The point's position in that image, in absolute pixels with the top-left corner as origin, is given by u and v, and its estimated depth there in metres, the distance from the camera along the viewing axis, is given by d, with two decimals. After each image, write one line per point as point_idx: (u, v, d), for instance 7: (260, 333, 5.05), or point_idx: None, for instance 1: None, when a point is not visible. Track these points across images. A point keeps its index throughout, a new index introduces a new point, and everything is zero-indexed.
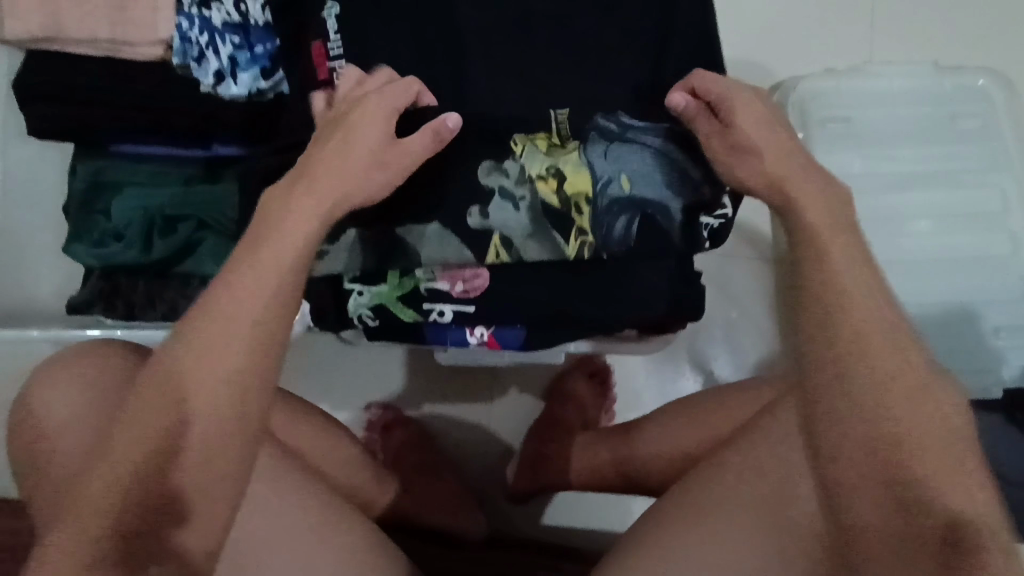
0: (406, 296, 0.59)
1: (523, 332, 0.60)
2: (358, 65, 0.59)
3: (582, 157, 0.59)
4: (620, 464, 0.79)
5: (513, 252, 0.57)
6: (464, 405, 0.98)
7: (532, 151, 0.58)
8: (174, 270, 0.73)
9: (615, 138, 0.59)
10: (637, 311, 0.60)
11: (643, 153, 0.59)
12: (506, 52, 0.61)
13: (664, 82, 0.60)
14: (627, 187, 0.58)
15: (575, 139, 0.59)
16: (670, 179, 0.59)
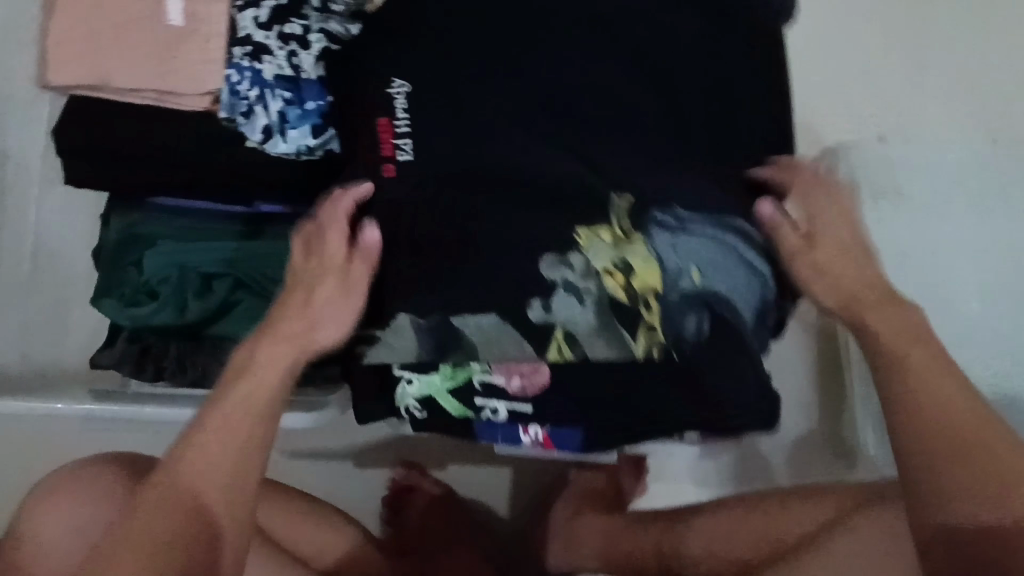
0: (457, 387, 0.55)
1: (582, 437, 0.56)
2: (423, 144, 0.58)
3: (649, 248, 0.55)
4: (665, 551, 0.76)
5: (578, 349, 0.53)
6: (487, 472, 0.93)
7: (597, 243, 0.54)
8: (209, 332, 0.70)
9: (678, 226, 0.56)
10: (706, 417, 0.56)
11: (708, 243, 0.56)
12: (571, 132, 0.58)
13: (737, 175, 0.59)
14: (699, 280, 0.55)
15: (638, 230, 0.56)
16: (739, 272, 0.57)
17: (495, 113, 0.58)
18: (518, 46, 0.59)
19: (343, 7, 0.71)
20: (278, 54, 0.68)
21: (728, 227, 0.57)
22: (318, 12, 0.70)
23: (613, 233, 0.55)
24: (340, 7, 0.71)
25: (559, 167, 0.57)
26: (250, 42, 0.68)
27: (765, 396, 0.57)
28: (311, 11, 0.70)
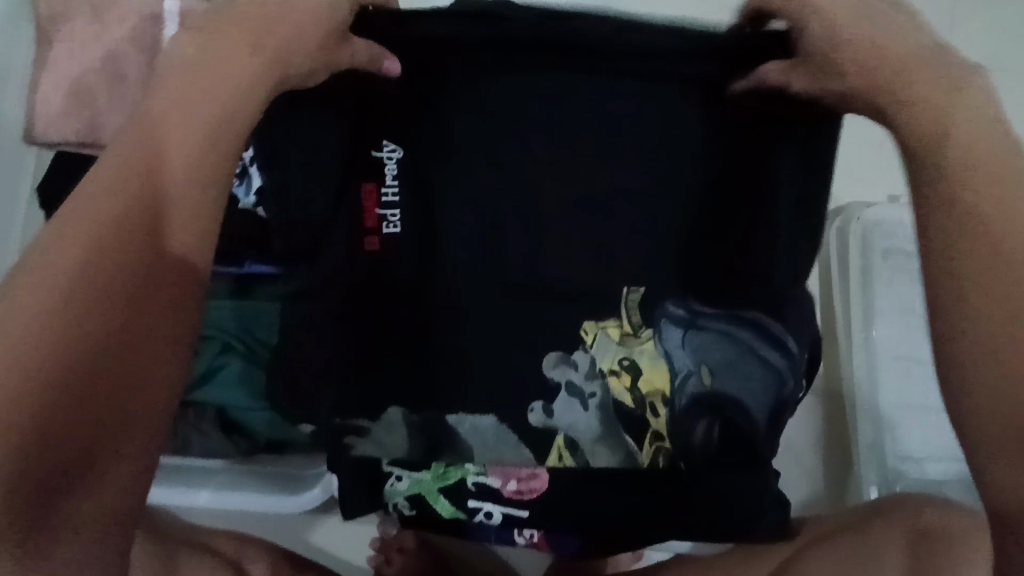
0: (449, 488, 0.52)
1: (578, 541, 0.53)
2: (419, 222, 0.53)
3: (657, 345, 0.53)
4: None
5: (578, 455, 0.51)
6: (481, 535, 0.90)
7: (604, 340, 0.52)
8: (191, 399, 0.66)
9: (693, 321, 0.53)
10: (715, 531, 0.53)
11: (722, 339, 0.53)
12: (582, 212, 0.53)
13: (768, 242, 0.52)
14: (709, 382, 0.52)
15: (648, 326, 0.53)
16: (756, 373, 0.53)
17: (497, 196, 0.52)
18: None
19: None
20: None
21: (747, 321, 0.53)
22: None
23: (620, 330, 0.52)
24: None
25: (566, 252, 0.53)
26: None
27: (775, 506, 0.55)
28: None
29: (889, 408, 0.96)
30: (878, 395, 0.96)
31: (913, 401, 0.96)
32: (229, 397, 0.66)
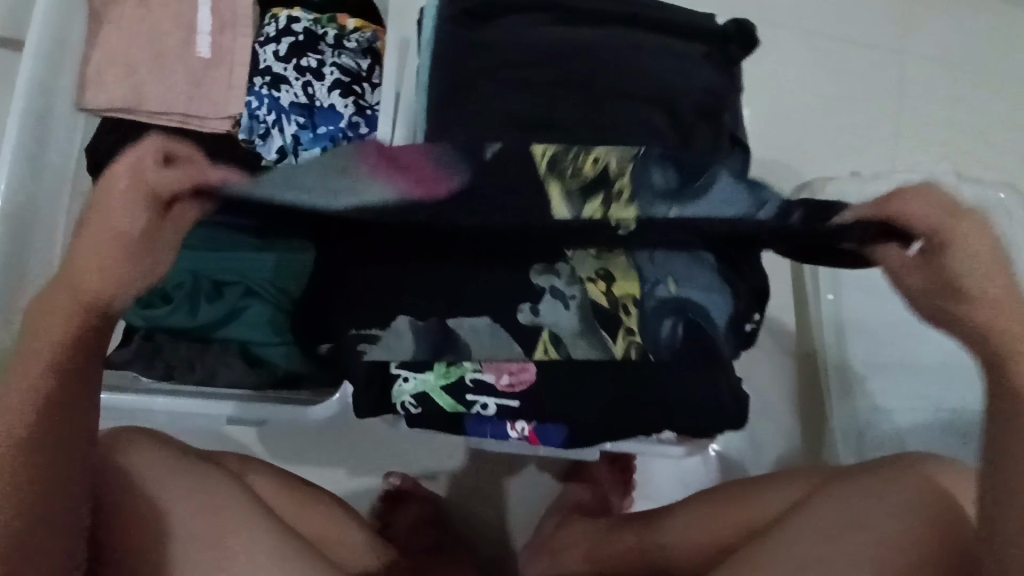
0: (450, 385, 0.59)
1: (564, 430, 0.61)
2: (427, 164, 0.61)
3: (628, 260, 0.59)
4: (644, 553, 0.80)
5: (562, 349, 0.59)
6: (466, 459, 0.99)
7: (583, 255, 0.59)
8: (217, 335, 0.74)
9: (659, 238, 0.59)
10: (682, 418, 0.60)
11: (684, 255, 0.60)
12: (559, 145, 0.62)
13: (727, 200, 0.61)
14: (675, 290, 0.59)
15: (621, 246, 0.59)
16: (712, 282, 0.60)
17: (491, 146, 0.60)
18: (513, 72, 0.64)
19: (355, 44, 0.78)
20: (294, 84, 0.76)
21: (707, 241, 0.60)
22: (331, 47, 0.77)
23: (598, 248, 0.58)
24: (353, 43, 0.78)
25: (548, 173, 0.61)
26: (269, 73, 0.76)
27: (736, 401, 0.61)
28: (325, 47, 0.77)
29: (856, 362, 1.04)
30: (844, 351, 1.04)
31: (880, 356, 1.03)
32: (249, 331, 0.74)
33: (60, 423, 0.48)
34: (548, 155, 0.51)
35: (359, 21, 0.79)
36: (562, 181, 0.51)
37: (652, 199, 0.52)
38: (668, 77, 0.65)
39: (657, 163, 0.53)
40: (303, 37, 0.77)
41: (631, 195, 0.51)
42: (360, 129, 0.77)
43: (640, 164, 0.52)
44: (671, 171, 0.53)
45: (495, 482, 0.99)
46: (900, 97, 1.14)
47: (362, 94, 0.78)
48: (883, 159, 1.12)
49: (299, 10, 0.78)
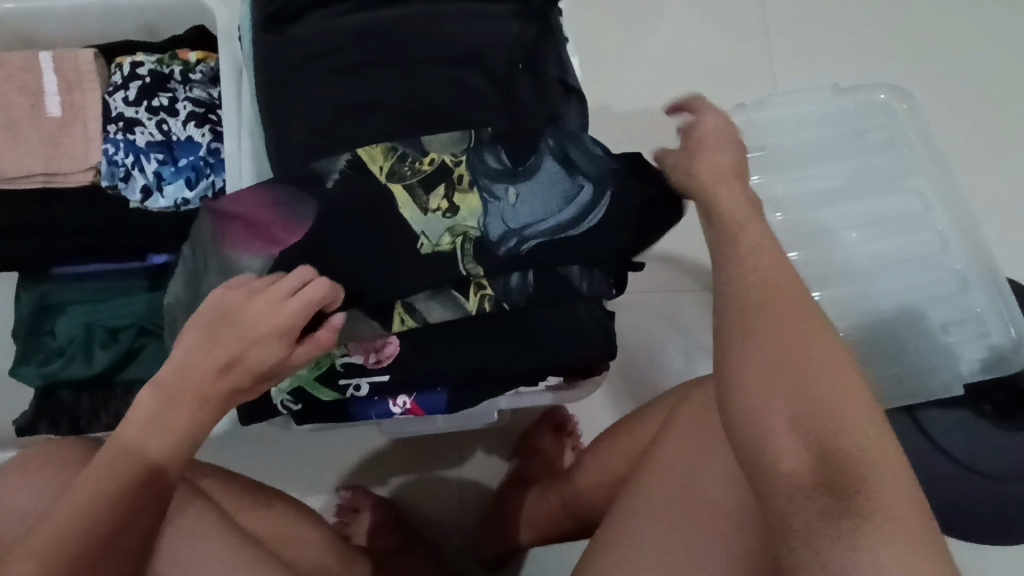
0: (322, 374, 0.60)
1: (443, 394, 0.63)
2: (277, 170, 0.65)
3: (479, 216, 0.61)
4: (569, 506, 0.79)
5: (418, 316, 0.60)
6: (387, 447, 0.98)
7: (434, 220, 0.60)
8: (119, 377, 0.76)
9: (503, 190, 0.61)
10: (553, 356, 0.62)
11: (528, 206, 0.61)
12: (386, 123, 0.64)
13: (576, 151, 0.62)
14: (521, 240, 0.60)
15: (467, 201, 0.61)
16: (560, 233, 0.61)
17: (328, 155, 0.64)
18: (333, 65, 0.67)
19: (202, 74, 0.81)
20: (148, 124, 0.78)
21: (553, 194, 0.61)
22: (181, 84, 0.80)
23: (445, 210, 0.60)
24: (199, 75, 0.81)
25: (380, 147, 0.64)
26: (122, 118, 0.78)
27: (602, 331, 0.64)
28: (175, 84, 0.80)
29: None
30: None
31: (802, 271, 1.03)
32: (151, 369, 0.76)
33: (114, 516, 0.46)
34: (388, 167, 0.60)
35: (200, 53, 0.82)
36: (402, 179, 0.60)
37: (482, 182, 0.61)
38: (474, 38, 0.68)
39: (491, 148, 0.61)
40: (150, 79, 0.79)
41: (470, 181, 0.61)
42: (221, 153, 0.79)
43: (476, 151, 0.61)
44: (506, 154, 0.61)
45: (442, 474, 0.98)
46: (769, 24, 1.17)
47: (219, 121, 0.80)
48: (763, 85, 1.15)
49: (142, 54, 0.81)
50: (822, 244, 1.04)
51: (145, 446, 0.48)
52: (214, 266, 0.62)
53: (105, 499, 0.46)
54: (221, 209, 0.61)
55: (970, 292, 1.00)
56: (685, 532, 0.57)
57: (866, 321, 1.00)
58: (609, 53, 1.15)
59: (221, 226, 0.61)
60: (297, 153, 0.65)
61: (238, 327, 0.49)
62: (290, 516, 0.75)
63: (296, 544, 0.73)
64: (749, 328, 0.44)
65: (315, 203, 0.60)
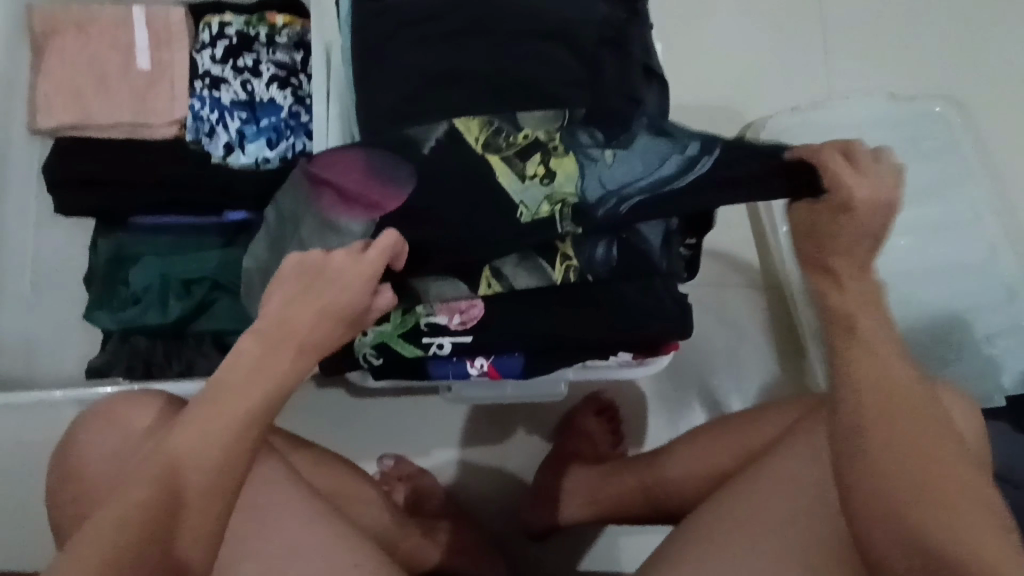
0: (406, 331, 0.63)
1: (520, 359, 0.65)
2: (369, 129, 0.67)
3: (573, 181, 0.60)
4: (648, 490, 0.81)
5: (503, 281, 0.62)
6: (432, 418, 0.99)
7: (531, 189, 0.60)
8: (190, 329, 0.78)
9: (593, 155, 0.61)
10: (631, 327, 0.63)
11: (618, 167, 0.60)
12: (478, 92, 0.66)
13: (662, 124, 0.63)
14: (614, 200, 0.59)
15: (560, 169, 0.61)
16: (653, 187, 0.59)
17: (420, 122, 0.65)
18: (428, 34, 0.69)
19: (286, 38, 0.82)
20: (233, 83, 0.80)
21: (648, 154, 0.60)
22: (266, 46, 0.81)
23: (541, 178, 0.60)
24: (284, 38, 0.82)
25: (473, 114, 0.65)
26: (208, 76, 0.80)
27: (678, 308, 0.64)
28: (259, 46, 0.81)
29: None
30: None
31: None
32: (222, 322, 0.78)
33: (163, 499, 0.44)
34: (483, 139, 0.62)
35: (286, 17, 0.83)
36: (499, 151, 0.62)
37: (579, 152, 0.61)
38: (566, 18, 0.69)
39: (584, 128, 0.63)
40: (236, 39, 0.81)
41: (565, 149, 0.61)
42: (301, 117, 0.80)
43: (568, 129, 0.63)
44: (599, 132, 0.63)
45: (485, 450, 0.99)
46: (829, 29, 1.18)
47: (299, 85, 0.81)
48: (819, 90, 1.16)
49: (229, 14, 0.82)
50: (875, 249, 1.05)
51: (200, 425, 0.47)
52: (311, 228, 0.63)
53: (154, 480, 0.45)
54: (317, 170, 0.63)
55: (1017, 306, 1.02)
56: (793, 512, 0.60)
57: (913, 328, 1.02)
58: (669, 47, 1.17)
59: (317, 192, 0.63)
60: (389, 115, 0.66)
61: (329, 282, 0.52)
62: (346, 472, 0.76)
63: (355, 500, 0.76)
64: (846, 416, 0.48)
65: (413, 169, 0.61)
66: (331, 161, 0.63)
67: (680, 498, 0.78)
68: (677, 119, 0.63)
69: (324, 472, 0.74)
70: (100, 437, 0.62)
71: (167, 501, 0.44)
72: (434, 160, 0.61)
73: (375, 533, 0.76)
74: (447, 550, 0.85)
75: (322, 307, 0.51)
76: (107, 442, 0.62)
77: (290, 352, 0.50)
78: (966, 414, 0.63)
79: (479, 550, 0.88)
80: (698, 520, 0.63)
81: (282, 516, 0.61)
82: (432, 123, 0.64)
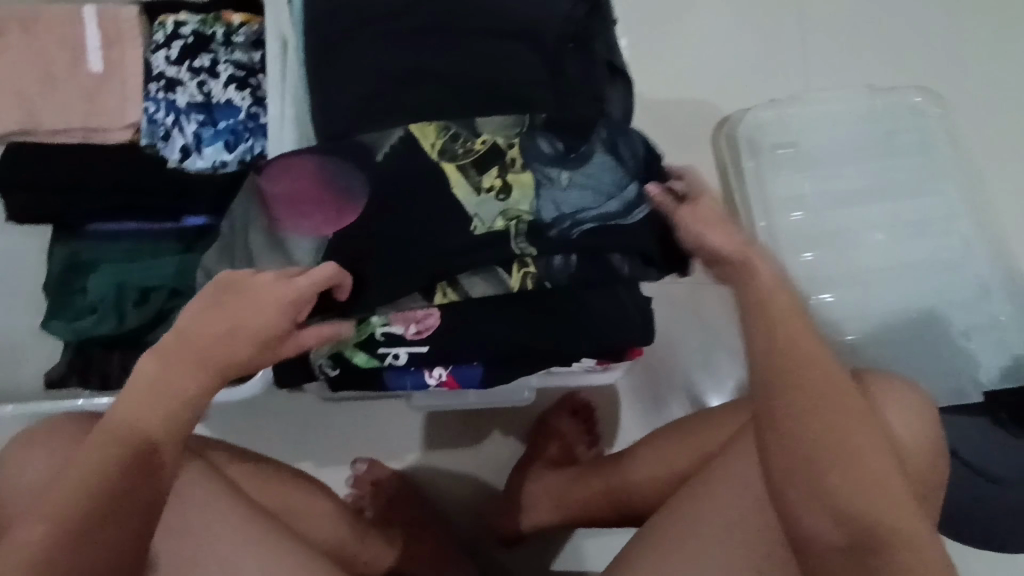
0: (361, 341, 0.61)
1: (478, 369, 0.63)
2: (322, 134, 0.65)
3: (531, 197, 0.61)
4: (612, 494, 0.80)
5: (460, 290, 0.60)
6: (403, 421, 0.98)
7: (487, 202, 0.60)
8: (148, 338, 0.75)
9: (553, 173, 0.62)
10: (591, 338, 0.62)
11: (575, 189, 0.61)
12: (434, 94, 0.64)
13: (621, 141, 0.64)
14: (573, 221, 0.61)
15: (518, 183, 0.61)
16: (608, 213, 0.61)
17: (376, 128, 0.63)
18: (383, 34, 0.66)
19: (244, 37, 0.80)
20: (189, 85, 0.77)
21: (604, 179, 0.62)
22: (222, 45, 0.79)
23: (498, 193, 0.60)
24: (241, 37, 0.80)
25: (428, 117, 0.63)
26: (163, 78, 0.77)
27: (639, 315, 0.63)
28: (216, 45, 0.79)
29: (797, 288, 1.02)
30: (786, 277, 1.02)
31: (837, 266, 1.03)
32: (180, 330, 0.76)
33: (92, 497, 0.47)
34: (439, 145, 0.61)
35: (243, 16, 0.81)
36: (455, 158, 0.61)
37: (536, 165, 0.62)
38: (525, 14, 0.67)
39: (545, 135, 0.62)
40: (192, 39, 0.79)
41: (523, 164, 0.61)
42: (260, 118, 0.78)
43: (529, 136, 0.62)
44: (559, 141, 0.62)
45: (459, 453, 0.98)
46: (807, 20, 1.16)
47: (258, 85, 0.79)
48: (796, 82, 1.14)
49: (184, 13, 0.80)
50: (852, 244, 1.04)
51: (125, 428, 0.48)
52: (263, 242, 0.63)
53: (81, 478, 0.47)
54: (269, 185, 0.62)
55: (992, 300, 1.01)
56: (751, 524, 0.58)
57: (889, 323, 1.01)
58: (646, 38, 1.14)
59: (273, 205, 0.62)
60: (342, 119, 0.64)
61: (242, 294, 0.50)
62: (305, 487, 0.76)
63: (309, 516, 0.74)
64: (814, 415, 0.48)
65: (365, 180, 0.60)
66: (283, 173, 0.62)
67: (643, 504, 0.77)
68: (634, 137, 0.64)
69: (259, 479, 0.72)
70: (37, 455, 0.60)
71: (96, 502, 0.47)
72: (389, 168, 0.60)
73: (330, 549, 0.74)
74: (403, 555, 0.83)
75: (238, 320, 0.49)
76: (40, 463, 0.59)
77: (196, 368, 0.49)
78: (927, 417, 0.62)
79: (443, 559, 0.86)
80: (654, 531, 0.62)
81: (222, 534, 0.61)
82: (386, 129, 0.62)
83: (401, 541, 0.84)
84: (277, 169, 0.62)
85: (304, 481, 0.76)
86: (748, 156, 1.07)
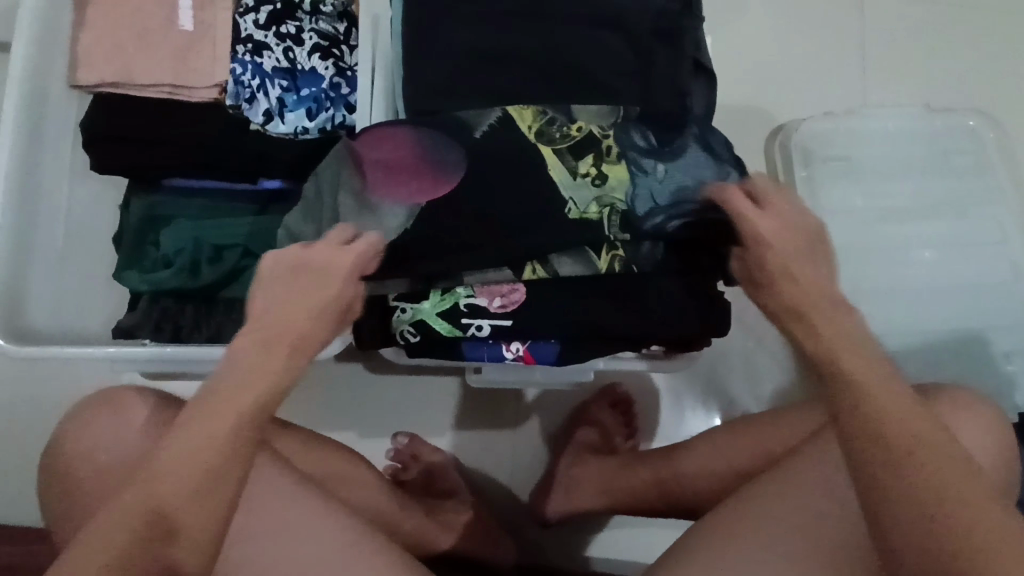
0: (445, 311, 0.63)
1: (556, 346, 0.65)
2: (417, 106, 0.66)
3: (626, 187, 0.62)
4: (663, 484, 0.81)
5: (549, 267, 0.62)
6: (448, 403, 0.99)
7: (582, 188, 0.61)
8: (221, 296, 0.78)
9: (649, 166, 0.62)
10: (671, 325, 0.63)
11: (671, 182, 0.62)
12: (530, 77, 0.66)
13: (715, 140, 0.65)
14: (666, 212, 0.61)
15: (613, 171, 0.62)
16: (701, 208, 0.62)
17: (471, 106, 0.65)
18: (483, 13, 0.68)
19: (331, 8, 0.81)
20: (275, 50, 0.78)
21: (700, 175, 0.63)
22: (308, 14, 0.80)
23: (592, 180, 0.61)
24: (329, 8, 0.81)
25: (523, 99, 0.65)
26: (250, 41, 0.78)
27: (716, 304, 0.65)
28: (303, 14, 0.80)
29: None
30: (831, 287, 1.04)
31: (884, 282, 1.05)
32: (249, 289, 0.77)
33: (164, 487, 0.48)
34: (536, 128, 0.62)
35: None
36: (552, 143, 0.62)
37: (631, 157, 0.63)
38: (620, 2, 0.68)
39: (639, 127, 0.64)
40: (280, 5, 0.80)
41: (617, 154, 0.62)
42: (342, 90, 0.80)
43: (623, 128, 0.63)
44: (654, 134, 0.63)
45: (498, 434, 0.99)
46: (868, 37, 1.17)
47: (341, 56, 0.80)
48: (851, 97, 1.15)
49: None
50: (901, 262, 1.05)
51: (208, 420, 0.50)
52: (350, 206, 0.63)
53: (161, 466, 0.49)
54: (364, 151, 0.63)
55: None
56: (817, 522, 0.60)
57: (932, 341, 1.02)
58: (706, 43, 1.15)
59: (366, 172, 0.63)
60: (439, 93, 0.66)
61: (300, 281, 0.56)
62: (349, 455, 0.78)
63: (350, 485, 0.76)
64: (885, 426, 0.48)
65: (463, 153, 0.61)
66: (379, 142, 0.63)
67: (697, 496, 0.79)
68: (727, 140, 0.66)
69: (318, 453, 0.76)
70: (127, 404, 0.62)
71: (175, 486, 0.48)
72: (486, 145, 0.61)
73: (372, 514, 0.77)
74: (459, 535, 0.85)
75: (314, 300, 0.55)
76: None
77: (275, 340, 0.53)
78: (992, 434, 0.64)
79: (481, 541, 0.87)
80: (715, 523, 0.63)
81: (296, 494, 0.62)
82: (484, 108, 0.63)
83: (452, 519, 0.86)
84: (374, 137, 0.64)
85: (357, 456, 0.80)
86: (802, 168, 1.09)
